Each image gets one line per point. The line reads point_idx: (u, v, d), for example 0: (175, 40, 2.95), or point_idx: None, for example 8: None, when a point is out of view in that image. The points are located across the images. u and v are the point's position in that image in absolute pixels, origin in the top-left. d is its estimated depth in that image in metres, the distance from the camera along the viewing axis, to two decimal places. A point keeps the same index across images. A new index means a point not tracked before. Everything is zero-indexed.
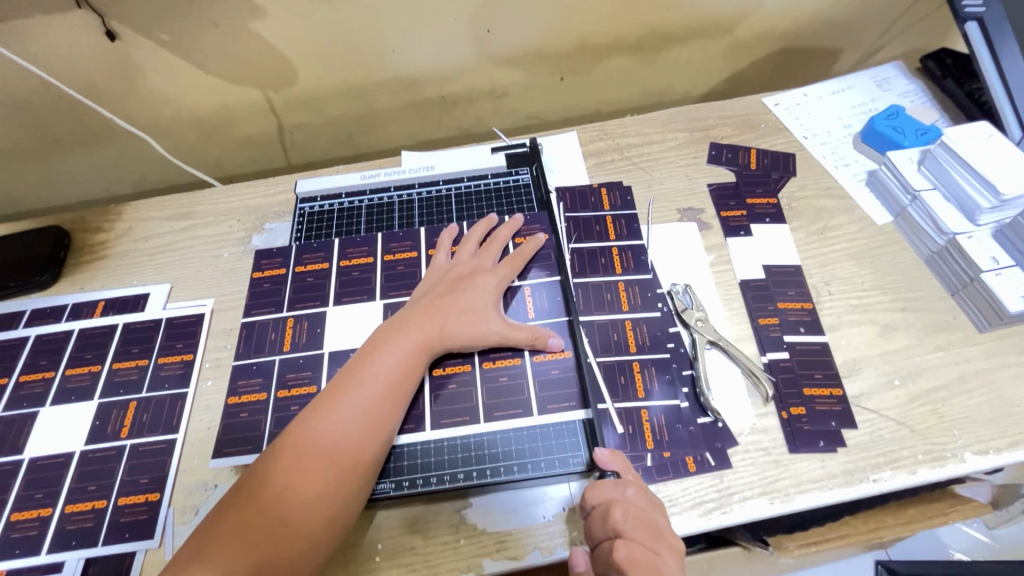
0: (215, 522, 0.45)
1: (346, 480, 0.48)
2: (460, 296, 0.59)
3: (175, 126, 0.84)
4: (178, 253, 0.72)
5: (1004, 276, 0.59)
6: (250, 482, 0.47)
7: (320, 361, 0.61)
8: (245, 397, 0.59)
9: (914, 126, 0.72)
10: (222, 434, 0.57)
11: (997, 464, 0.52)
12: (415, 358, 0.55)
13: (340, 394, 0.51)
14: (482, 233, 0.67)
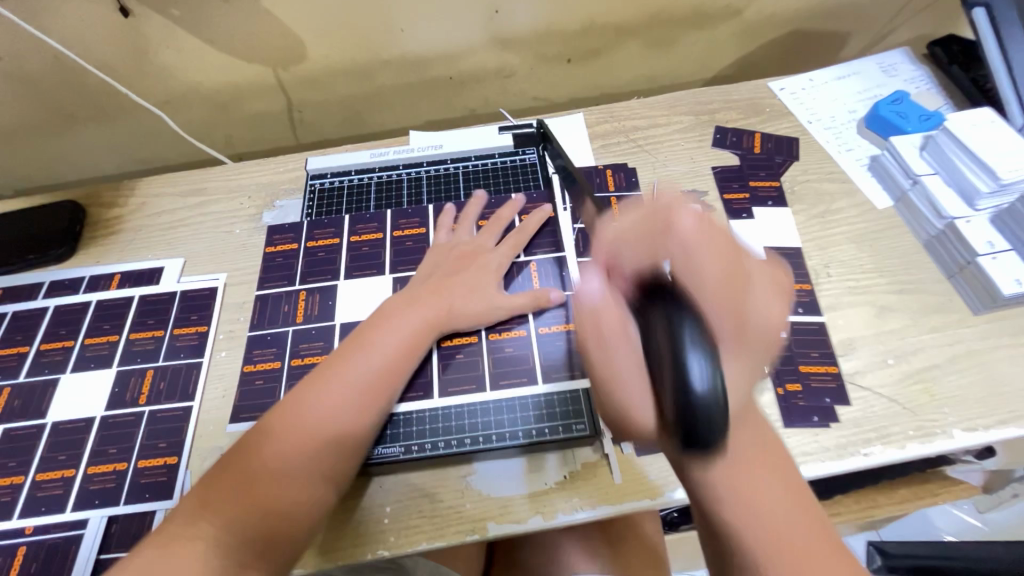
0: (216, 481, 0.46)
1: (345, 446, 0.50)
2: (463, 276, 0.62)
3: (185, 103, 0.85)
4: (192, 228, 0.74)
5: (999, 260, 0.60)
6: (251, 444, 0.49)
7: (331, 332, 0.62)
8: (260, 365, 0.61)
9: (918, 111, 0.73)
10: (240, 400, 0.59)
11: (985, 440, 0.54)
12: (418, 334, 0.57)
13: (345, 363, 0.53)
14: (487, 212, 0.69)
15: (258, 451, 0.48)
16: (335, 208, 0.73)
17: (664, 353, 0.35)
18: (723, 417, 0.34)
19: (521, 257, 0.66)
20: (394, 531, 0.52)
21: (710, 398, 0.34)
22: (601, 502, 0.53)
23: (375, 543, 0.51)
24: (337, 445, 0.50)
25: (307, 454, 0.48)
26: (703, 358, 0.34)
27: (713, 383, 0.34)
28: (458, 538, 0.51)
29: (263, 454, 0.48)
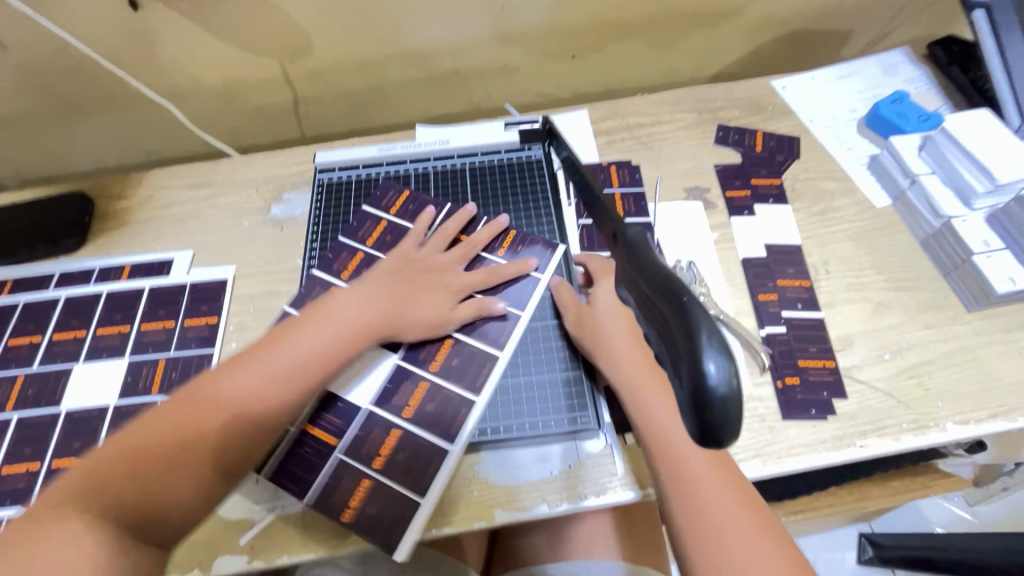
0: (116, 457, 0.44)
1: (243, 433, 0.48)
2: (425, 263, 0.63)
3: (192, 96, 0.85)
4: (201, 221, 0.75)
5: (994, 258, 0.62)
6: (156, 420, 0.47)
7: (356, 414, 0.56)
8: (320, 434, 0.56)
9: (917, 111, 0.74)
10: (290, 465, 0.54)
11: (977, 433, 0.56)
12: (355, 328, 0.55)
13: (268, 355, 0.52)
14: (451, 230, 0.67)
15: (156, 433, 0.46)
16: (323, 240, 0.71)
17: (677, 337, 0.27)
18: (739, 424, 0.25)
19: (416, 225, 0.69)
20: None
21: (728, 400, 0.25)
22: (606, 488, 0.54)
23: None
24: (237, 431, 0.48)
25: (204, 441, 0.46)
26: (721, 351, 0.25)
27: (731, 380, 0.25)
28: (465, 525, 0.53)
29: (165, 433, 0.46)
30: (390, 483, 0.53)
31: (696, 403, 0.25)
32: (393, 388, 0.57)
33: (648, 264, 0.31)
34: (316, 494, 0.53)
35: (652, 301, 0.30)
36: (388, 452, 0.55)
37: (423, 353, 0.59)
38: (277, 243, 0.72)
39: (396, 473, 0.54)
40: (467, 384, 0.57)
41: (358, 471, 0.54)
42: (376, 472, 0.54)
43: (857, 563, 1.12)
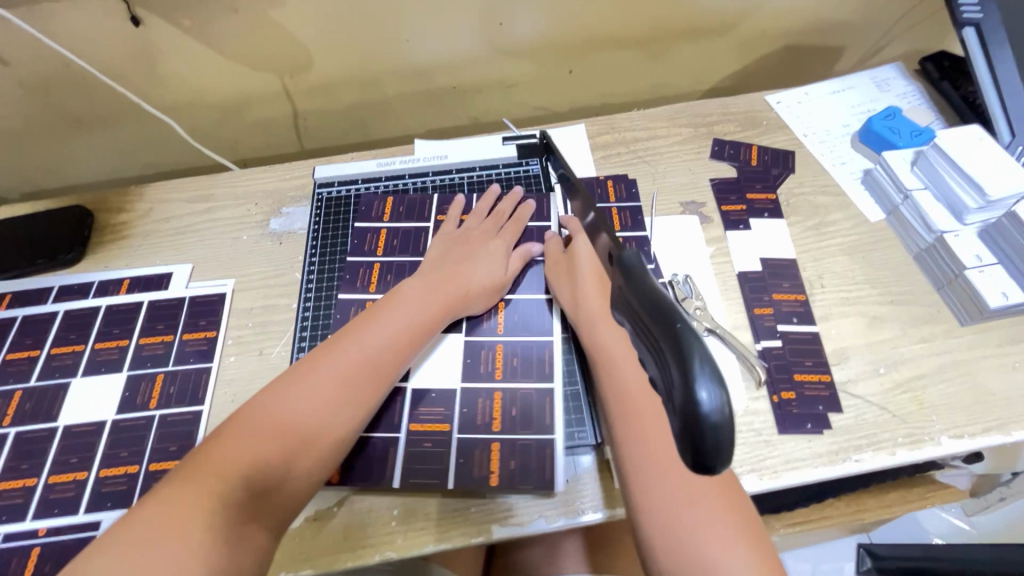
0: (196, 465, 0.46)
1: (303, 436, 0.49)
2: (468, 250, 0.66)
3: (192, 110, 0.86)
4: (200, 234, 0.75)
5: (987, 273, 0.62)
6: (238, 423, 0.49)
7: (454, 396, 0.60)
8: (428, 425, 0.58)
9: (909, 127, 0.75)
10: (408, 461, 0.56)
11: (971, 447, 0.56)
12: (416, 323, 0.59)
13: (336, 353, 0.54)
14: (485, 207, 0.72)
15: (219, 452, 0.46)
16: (330, 257, 0.71)
17: (672, 364, 0.27)
18: (732, 452, 0.25)
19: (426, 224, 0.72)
20: (400, 531, 0.54)
21: (718, 430, 0.25)
22: (602, 503, 0.55)
23: (382, 545, 0.53)
24: (296, 438, 0.49)
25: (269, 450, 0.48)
26: (715, 377, 0.26)
27: (723, 408, 0.25)
28: (463, 540, 0.53)
29: (246, 434, 0.48)
30: (517, 437, 0.57)
31: (690, 430, 0.26)
32: (474, 361, 0.62)
33: (641, 287, 0.32)
34: (455, 475, 0.55)
35: (646, 325, 0.30)
36: (502, 412, 0.59)
37: (485, 320, 0.64)
38: (275, 257, 0.72)
39: (519, 429, 0.58)
40: (534, 331, 0.64)
41: (484, 441, 0.57)
42: (499, 434, 0.58)
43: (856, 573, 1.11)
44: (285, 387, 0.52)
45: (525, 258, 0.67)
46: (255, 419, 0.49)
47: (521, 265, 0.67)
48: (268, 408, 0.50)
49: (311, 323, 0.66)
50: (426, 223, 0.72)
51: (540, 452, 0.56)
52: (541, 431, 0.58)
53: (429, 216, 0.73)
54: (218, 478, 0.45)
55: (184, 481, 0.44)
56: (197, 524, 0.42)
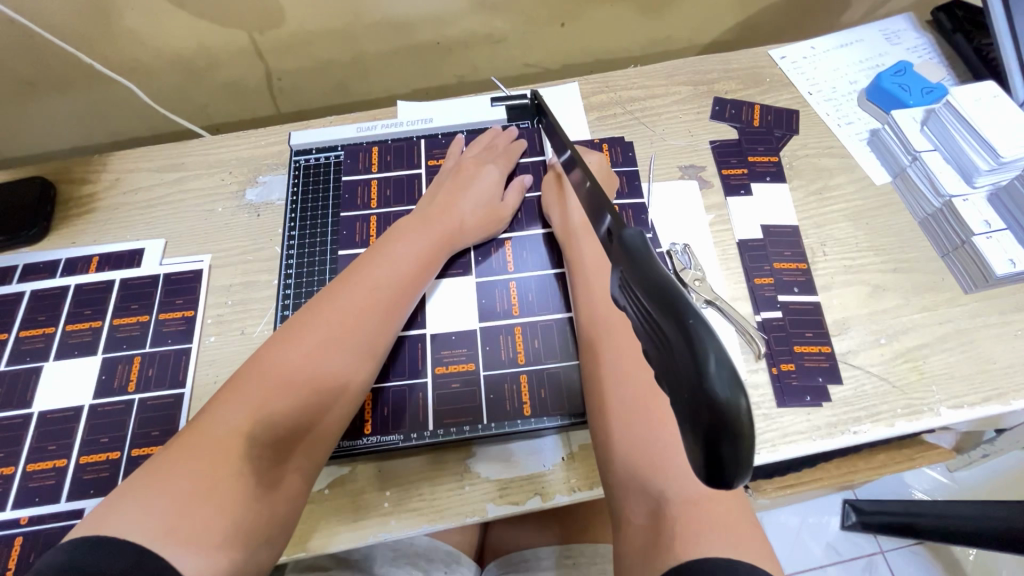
0: (188, 439, 0.41)
1: (306, 395, 0.45)
2: (468, 190, 0.63)
3: (156, 70, 0.79)
4: (171, 207, 0.71)
5: (995, 239, 0.60)
6: (241, 376, 0.45)
7: (474, 338, 0.59)
8: (453, 367, 0.58)
9: (921, 83, 0.71)
10: (439, 404, 0.56)
11: (969, 417, 0.56)
12: (422, 257, 0.57)
13: (342, 292, 0.51)
14: (485, 141, 0.69)
15: (213, 420, 0.42)
16: (310, 228, 0.67)
17: (682, 364, 0.25)
18: (750, 463, 0.23)
19: (419, 168, 0.70)
20: (393, 513, 0.53)
21: (734, 428, 0.23)
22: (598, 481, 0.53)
23: (376, 525, 0.52)
24: (297, 397, 0.45)
25: (272, 411, 0.43)
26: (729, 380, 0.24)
27: (738, 404, 0.23)
28: (458, 519, 0.52)
29: (259, 381, 0.44)
30: (543, 365, 0.58)
31: (705, 432, 0.24)
32: (489, 302, 0.61)
33: (648, 274, 0.29)
34: (488, 410, 0.56)
35: (655, 299, 0.28)
36: (525, 346, 0.59)
37: (493, 259, 0.63)
38: (253, 230, 0.68)
39: (544, 358, 0.58)
40: (543, 266, 0.63)
41: (513, 375, 0.58)
42: (526, 366, 0.58)
43: (841, 529, 1.15)
44: (289, 332, 0.48)
45: (521, 192, 0.66)
46: (264, 365, 0.45)
47: (519, 201, 0.66)
48: (276, 354, 0.46)
49: (295, 293, 0.64)
50: (418, 169, 0.70)
51: (569, 380, 0.57)
52: (565, 357, 0.58)
53: (419, 163, 0.70)
54: (238, 428, 0.41)
55: (196, 437, 0.41)
56: (223, 476, 0.39)
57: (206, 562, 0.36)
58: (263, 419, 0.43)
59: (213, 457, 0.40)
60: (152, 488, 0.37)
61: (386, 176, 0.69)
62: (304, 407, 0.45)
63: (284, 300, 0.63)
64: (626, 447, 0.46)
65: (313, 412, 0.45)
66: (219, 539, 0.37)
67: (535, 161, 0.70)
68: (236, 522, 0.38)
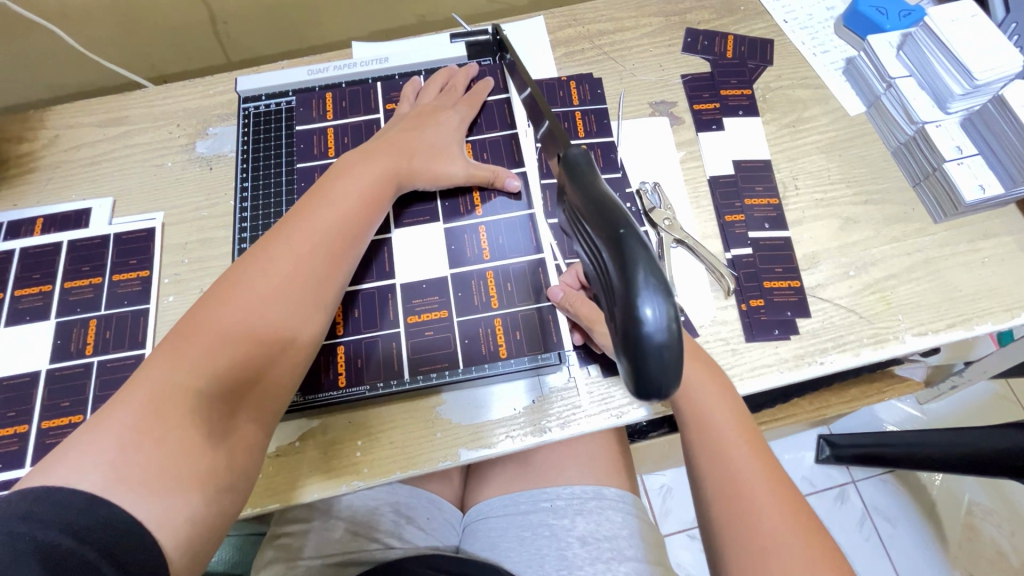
0: (130, 399, 0.39)
1: (252, 344, 0.44)
2: (419, 128, 0.59)
3: (88, 16, 0.73)
4: (117, 163, 0.67)
5: (965, 165, 0.59)
6: (180, 331, 0.43)
7: (446, 285, 0.58)
8: (425, 315, 0.57)
9: (898, 6, 0.68)
10: (413, 352, 0.55)
11: (933, 343, 0.57)
12: (370, 197, 0.54)
13: (283, 239, 0.49)
14: (441, 81, 0.65)
15: (154, 379, 0.40)
16: (265, 180, 0.64)
17: (619, 289, 0.29)
18: (676, 376, 0.28)
19: (376, 112, 0.66)
20: (367, 462, 0.53)
21: (664, 342, 0.27)
22: (571, 420, 0.54)
23: (349, 474, 0.53)
24: (243, 348, 0.43)
25: (216, 364, 0.41)
26: (656, 296, 0.28)
27: (668, 324, 0.28)
28: (431, 465, 0.53)
29: (202, 335, 0.42)
30: (516, 309, 0.57)
31: (633, 352, 0.28)
32: (459, 247, 0.59)
33: (600, 209, 0.31)
34: (462, 355, 0.55)
35: (601, 238, 0.31)
36: (497, 290, 0.57)
37: (460, 204, 0.61)
38: (206, 185, 0.65)
39: (518, 302, 0.57)
40: (510, 208, 0.61)
41: (486, 319, 0.56)
42: (498, 311, 0.57)
43: (815, 462, 1.19)
44: (228, 283, 0.46)
45: (500, 170, 0.60)
46: (205, 315, 0.44)
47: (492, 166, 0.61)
48: (217, 303, 0.44)
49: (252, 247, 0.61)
50: (376, 114, 0.66)
51: (544, 322, 0.56)
52: (540, 300, 0.57)
53: (377, 106, 0.66)
54: (179, 379, 0.40)
55: (138, 390, 0.39)
56: (174, 432, 0.38)
57: (164, 507, 0.36)
58: (209, 371, 0.41)
59: (161, 411, 0.38)
60: (93, 441, 0.36)
61: (341, 121, 0.66)
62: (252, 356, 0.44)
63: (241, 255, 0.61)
64: (739, 530, 0.42)
65: (263, 363, 0.44)
66: (175, 485, 0.37)
67: (499, 101, 0.66)
68: (199, 471, 0.38)
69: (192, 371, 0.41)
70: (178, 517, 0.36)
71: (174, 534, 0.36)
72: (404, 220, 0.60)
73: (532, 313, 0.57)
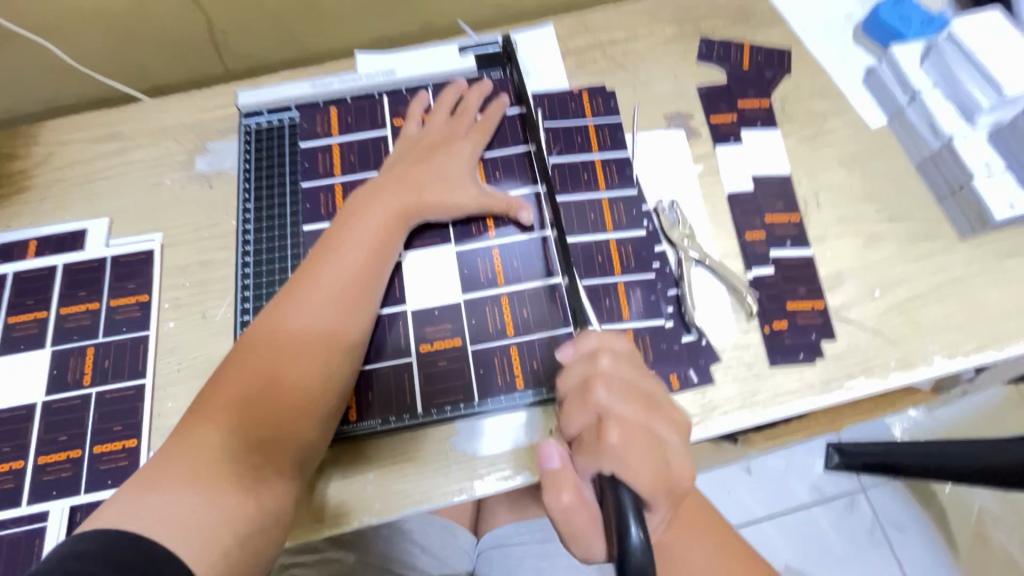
0: (166, 449, 0.43)
1: (266, 393, 0.46)
2: (433, 156, 0.57)
3: (81, 26, 0.71)
4: (113, 182, 0.64)
5: (994, 181, 0.58)
6: (210, 384, 0.46)
7: (458, 311, 0.56)
8: (439, 343, 0.55)
9: (921, 14, 0.66)
10: (426, 383, 0.53)
11: (962, 366, 0.55)
12: (387, 232, 0.53)
13: (298, 287, 0.50)
14: (451, 100, 0.63)
15: (186, 428, 0.44)
16: (267, 199, 0.62)
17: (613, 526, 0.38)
18: None
19: (383, 129, 0.64)
20: (379, 497, 0.51)
21: (645, 560, 0.36)
22: None
23: (361, 511, 0.50)
24: (258, 397, 0.45)
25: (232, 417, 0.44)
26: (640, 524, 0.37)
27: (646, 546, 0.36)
28: (445, 499, 0.51)
29: (223, 390, 0.45)
30: (533, 336, 0.55)
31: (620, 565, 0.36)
32: (472, 272, 0.57)
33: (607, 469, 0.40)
34: (477, 386, 0.53)
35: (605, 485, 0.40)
36: (512, 315, 0.55)
37: (472, 225, 0.58)
38: (206, 204, 0.63)
39: (534, 329, 0.55)
40: (524, 229, 0.58)
41: (502, 347, 0.54)
42: (514, 339, 0.55)
43: (824, 470, 1.16)
44: (251, 335, 0.48)
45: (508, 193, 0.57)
46: (233, 372, 0.46)
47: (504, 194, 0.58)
48: (244, 361, 0.47)
49: (255, 270, 0.59)
50: (383, 130, 0.63)
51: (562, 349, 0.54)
52: (557, 326, 0.55)
53: (384, 122, 0.64)
54: (201, 432, 0.43)
55: (180, 446, 0.42)
56: (198, 480, 0.41)
57: (199, 544, 0.39)
58: (229, 425, 0.44)
59: (186, 460, 0.42)
60: (134, 487, 0.41)
61: (346, 138, 0.63)
62: (278, 408, 0.45)
63: (242, 278, 0.59)
64: None
65: (287, 412, 0.46)
66: (201, 527, 0.39)
67: (511, 116, 0.64)
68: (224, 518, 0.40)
69: (212, 421, 0.44)
70: (212, 553, 0.39)
71: (210, 568, 0.38)
72: (416, 244, 0.58)
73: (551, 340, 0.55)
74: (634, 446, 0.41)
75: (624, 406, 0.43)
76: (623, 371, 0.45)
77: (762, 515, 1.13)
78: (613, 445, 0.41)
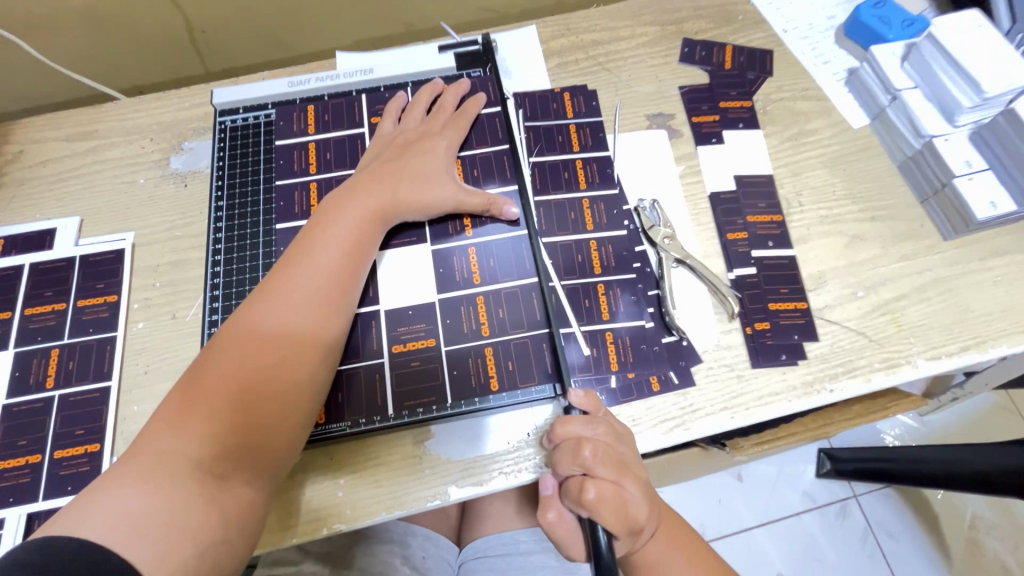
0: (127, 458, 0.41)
1: (232, 401, 0.44)
2: (408, 155, 0.57)
3: (56, 25, 0.70)
4: (85, 181, 0.63)
5: (975, 180, 0.57)
6: (176, 391, 0.45)
7: (433, 312, 0.54)
8: (412, 343, 0.53)
9: (901, 15, 0.66)
10: (398, 384, 0.52)
11: (947, 368, 0.54)
12: (363, 231, 0.52)
13: (269, 292, 0.48)
14: (428, 99, 0.62)
15: (148, 438, 0.42)
16: (241, 198, 0.61)
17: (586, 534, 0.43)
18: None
19: (361, 127, 0.63)
20: (349, 503, 0.49)
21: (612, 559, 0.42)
22: None
23: (330, 518, 0.49)
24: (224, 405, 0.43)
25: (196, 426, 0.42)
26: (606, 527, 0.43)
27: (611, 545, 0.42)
28: (418, 504, 0.49)
29: (188, 398, 0.43)
30: (509, 336, 0.54)
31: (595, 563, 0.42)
32: (448, 270, 0.56)
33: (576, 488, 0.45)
34: (450, 388, 0.52)
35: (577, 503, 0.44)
36: (488, 315, 0.54)
37: (449, 225, 0.58)
38: (179, 203, 0.62)
39: (510, 329, 0.54)
40: (502, 227, 0.57)
41: (477, 348, 0.53)
42: (489, 339, 0.53)
43: (815, 476, 1.15)
44: (220, 339, 0.47)
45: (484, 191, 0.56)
46: (199, 378, 0.44)
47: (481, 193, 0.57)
48: (210, 364, 0.45)
49: (226, 269, 0.58)
50: (360, 128, 0.63)
51: (538, 350, 0.53)
52: (533, 327, 0.54)
53: (362, 120, 0.63)
54: (161, 444, 0.41)
55: (140, 455, 0.41)
56: (157, 492, 0.39)
57: (158, 551, 0.37)
58: (192, 434, 0.42)
59: (146, 471, 0.40)
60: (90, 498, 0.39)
61: (323, 137, 0.62)
62: (248, 411, 0.44)
63: (213, 278, 0.57)
64: None
65: (256, 414, 0.44)
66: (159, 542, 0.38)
67: (490, 114, 0.63)
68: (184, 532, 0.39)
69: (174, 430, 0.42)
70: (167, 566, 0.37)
71: None
72: (391, 243, 0.57)
73: (526, 341, 0.53)
74: (609, 498, 0.42)
75: (603, 458, 0.43)
76: (602, 432, 0.45)
77: (753, 523, 1.11)
78: (589, 502, 0.42)
